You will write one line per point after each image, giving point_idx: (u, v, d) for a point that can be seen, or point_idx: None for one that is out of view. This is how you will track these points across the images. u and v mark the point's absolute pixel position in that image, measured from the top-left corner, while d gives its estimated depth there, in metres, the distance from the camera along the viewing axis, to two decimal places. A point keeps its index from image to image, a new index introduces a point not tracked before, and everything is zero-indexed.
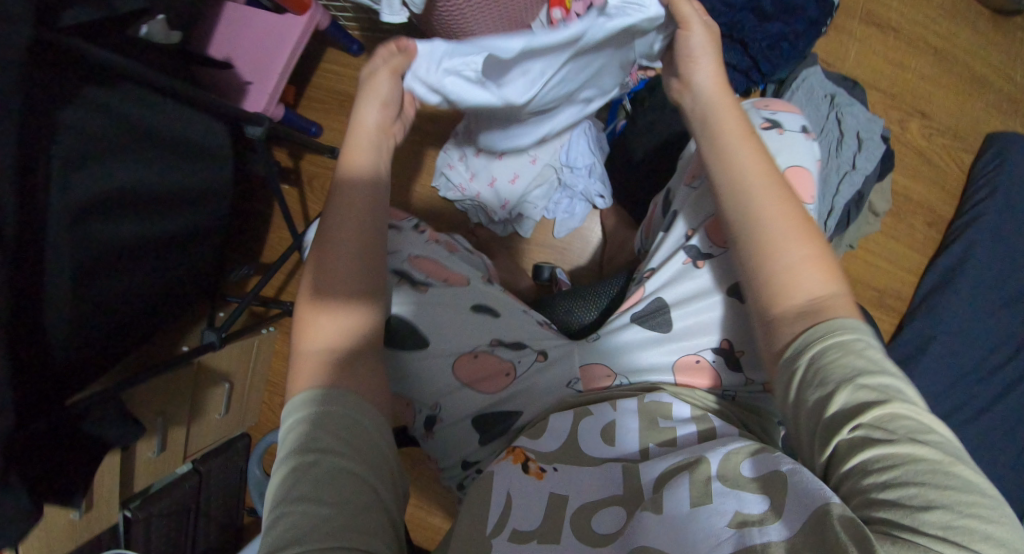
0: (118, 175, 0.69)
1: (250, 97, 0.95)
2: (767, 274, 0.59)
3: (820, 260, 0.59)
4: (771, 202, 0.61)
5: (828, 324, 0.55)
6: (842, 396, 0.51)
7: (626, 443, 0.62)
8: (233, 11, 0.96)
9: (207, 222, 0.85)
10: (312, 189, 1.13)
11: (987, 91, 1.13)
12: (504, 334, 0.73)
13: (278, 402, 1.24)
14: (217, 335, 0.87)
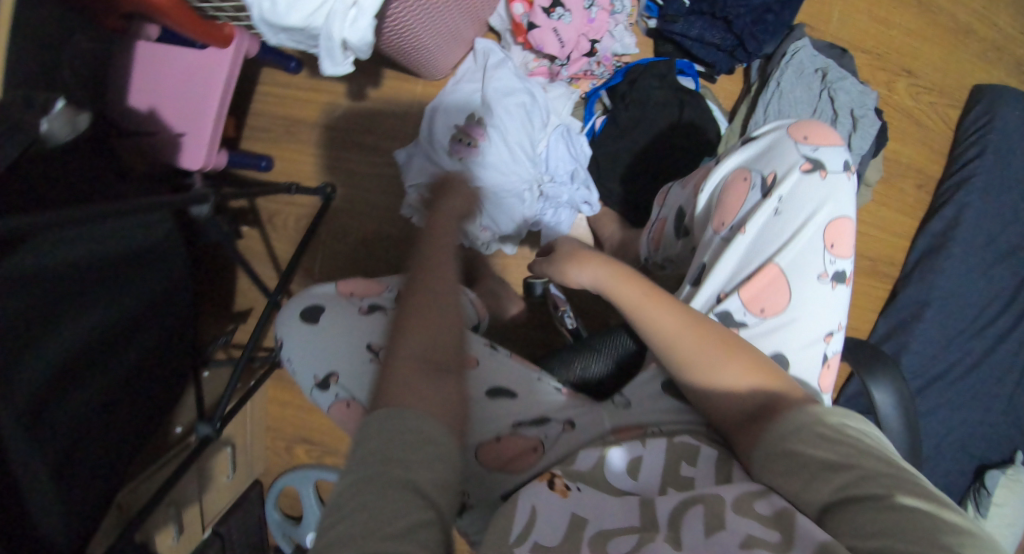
0: (66, 337, 0.61)
1: (186, 149, 0.86)
2: (721, 400, 0.59)
3: (758, 372, 0.58)
4: (687, 341, 0.60)
5: (793, 418, 0.54)
6: (827, 453, 0.52)
7: (648, 481, 0.60)
8: (145, 51, 0.86)
9: (177, 314, 0.75)
10: (275, 228, 1.07)
11: (969, 37, 1.08)
12: (523, 412, 0.67)
13: (282, 446, 1.19)
14: (213, 427, 0.81)
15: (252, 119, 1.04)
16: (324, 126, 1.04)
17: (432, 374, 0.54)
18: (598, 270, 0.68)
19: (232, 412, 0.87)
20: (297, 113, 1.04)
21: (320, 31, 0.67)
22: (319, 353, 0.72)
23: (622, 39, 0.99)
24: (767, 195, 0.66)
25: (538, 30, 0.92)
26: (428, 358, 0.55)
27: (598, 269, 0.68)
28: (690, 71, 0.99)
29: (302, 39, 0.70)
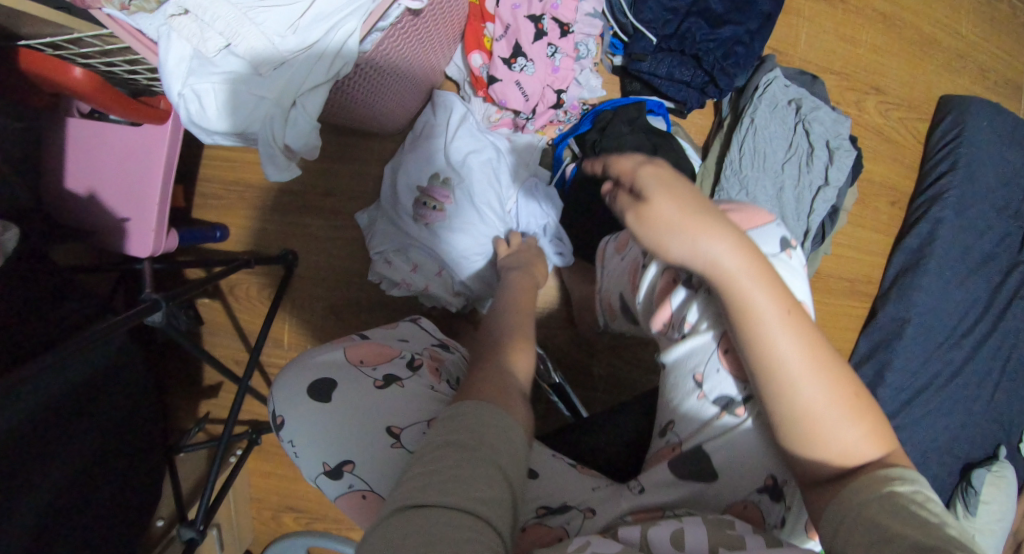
0: (39, 496, 0.59)
1: (130, 237, 0.76)
2: (811, 445, 0.54)
3: (876, 434, 0.54)
4: (806, 373, 0.53)
5: (883, 475, 0.51)
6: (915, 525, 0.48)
7: (699, 549, 0.53)
8: (77, 130, 0.76)
9: (139, 420, 0.72)
10: (237, 299, 1.00)
11: (936, 49, 1.07)
12: (546, 498, 0.62)
13: (268, 515, 1.16)
14: (197, 530, 0.79)
15: (200, 185, 0.97)
16: (280, 189, 0.98)
17: (501, 392, 0.57)
18: (729, 260, 0.53)
19: (214, 505, 0.84)
20: (249, 178, 0.97)
21: (260, 134, 0.62)
22: (323, 440, 0.62)
23: (588, 82, 0.99)
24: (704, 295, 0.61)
25: (500, 83, 0.93)
26: (518, 385, 0.61)
27: (729, 259, 0.53)
28: (660, 111, 0.97)
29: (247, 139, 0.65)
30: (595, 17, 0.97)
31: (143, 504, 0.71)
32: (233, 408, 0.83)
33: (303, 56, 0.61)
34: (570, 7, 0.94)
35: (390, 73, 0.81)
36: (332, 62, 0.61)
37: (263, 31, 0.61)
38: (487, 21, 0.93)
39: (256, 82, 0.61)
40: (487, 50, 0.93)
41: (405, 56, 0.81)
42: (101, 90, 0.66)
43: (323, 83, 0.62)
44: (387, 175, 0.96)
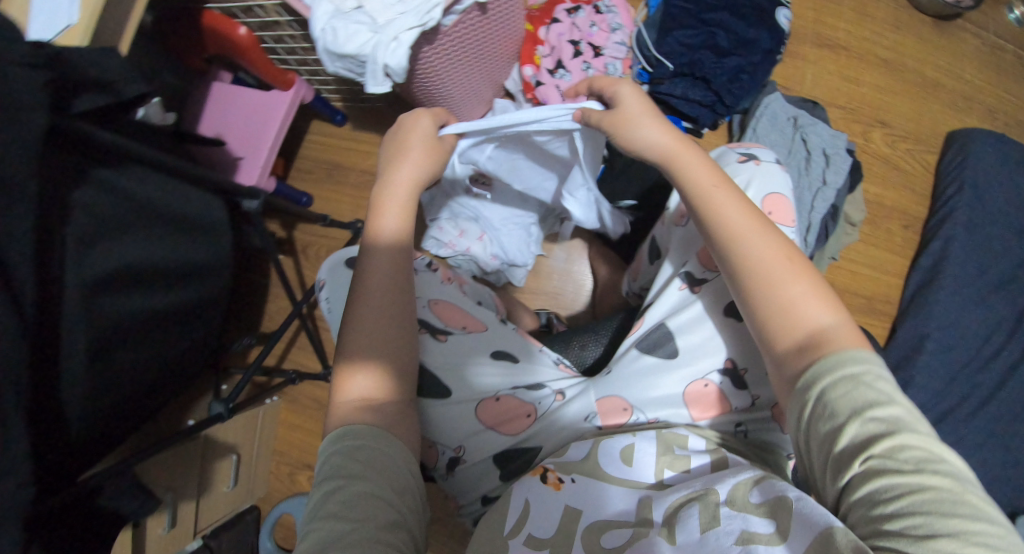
0: (126, 251, 0.76)
1: (242, 170, 1.04)
2: (773, 310, 0.63)
3: (818, 294, 0.63)
4: (754, 244, 0.66)
5: (841, 354, 0.58)
6: (852, 429, 0.54)
7: (643, 469, 0.70)
8: (222, 91, 1.09)
9: (214, 289, 0.93)
10: (307, 258, 1.20)
11: (940, 96, 1.19)
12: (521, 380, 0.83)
13: (285, 470, 1.27)
14: (225, 407, 0.97)
15: (298, 163, 1.22)
16: (360, 171, 1.20)
17: (377, 409, 0.66)
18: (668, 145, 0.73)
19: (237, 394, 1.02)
20: (336, 160, 1.21)
21: (369, 58, 0.84)
22: None
23: None
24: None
25: (543, 88, 1.04)
26: (372, 394, 0.66)
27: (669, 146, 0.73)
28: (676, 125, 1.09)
29: (354, 69, 0.88)
30: (623, 45, 1.10)
31: (173, 346, 0.88)
32: (282, 325, 1.05)
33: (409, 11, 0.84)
34: (603, 35, 1.09)
35: (463, 61, 0.96)
36: (425, 17, 0.82)
37: (384, 0, 0.86)
38: (538, 43, 1.05)
39: (372, 27, 0.85)
40: (536, 63, 1.04)
41: (492, 48, 0.99)
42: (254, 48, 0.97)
43: (416, 29, 0.82)
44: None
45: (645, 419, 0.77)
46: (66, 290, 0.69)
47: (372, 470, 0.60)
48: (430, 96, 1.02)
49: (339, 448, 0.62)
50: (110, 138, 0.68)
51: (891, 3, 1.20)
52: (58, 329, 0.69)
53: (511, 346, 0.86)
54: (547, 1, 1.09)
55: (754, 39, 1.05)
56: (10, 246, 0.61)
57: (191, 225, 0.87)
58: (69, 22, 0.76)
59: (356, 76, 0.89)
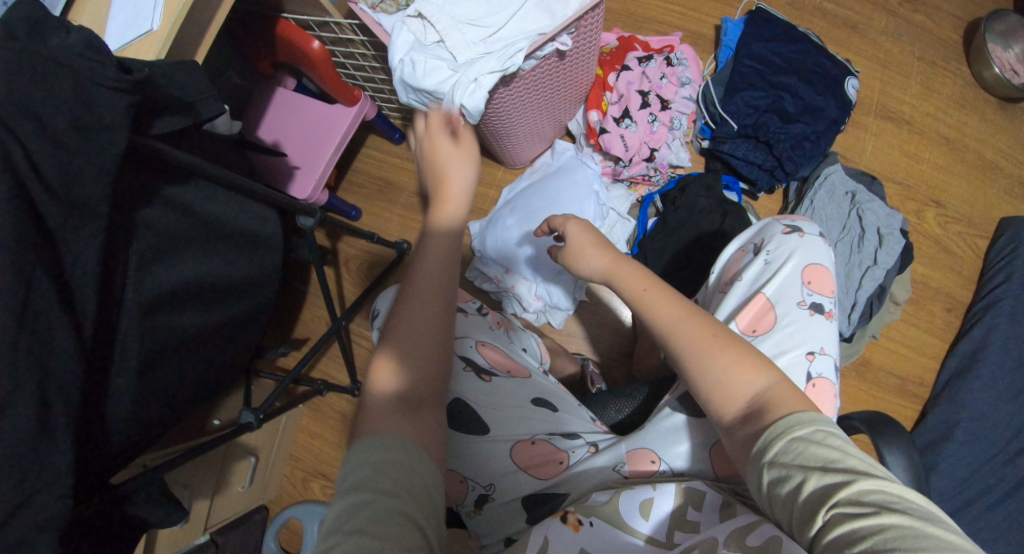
0: (183, 269, 0.77)
1: (298, 180, 1.05)
2: (709, 390, 0.63)
3: (746, 361, 0.63)
4: (688, 330, 0.66)
5: (787, 416, 0.57)
6: (810, 483, 0.52)
7: (657, 524, 0.67)
8: (283, 96, 1.09)
9: (261, 306, 0.94)
10: (348, 271, 1.21)
11: (998, 181, 1.18)
12: (558, 426, 0.82)
13: (300, 477, 1.27)
14: (256, 416, 0.95)
15: (349, 175, 1.22)
16: (410, 192, 1.20)
17: (410, 409, 0.61)
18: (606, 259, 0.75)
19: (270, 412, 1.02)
20: (388, 178, 1.21)
21: (445, 96, 0.84)
22: None
23: (677, 152, 1.07)
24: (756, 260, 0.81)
25: (607, 135, 1.04)
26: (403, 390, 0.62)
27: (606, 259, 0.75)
28: (735, 186, 1.09)
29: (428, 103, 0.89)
30: (690, 101, 1.08)
31: (217, 360, 0.88)
32: (321, 340, 1.05)
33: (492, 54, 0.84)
34: (672, 89, 1.06)
35: (532, 102, 0.97)
36: (507, 62, 0.82)
37: (466, 38, 0.87)
38: (606, 89, 1.05)
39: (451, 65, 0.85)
40: (603, 109, 1.05)
41: (561, 91, 0.99)
42: (326, 64, 0.98)
43: (496, 73, 0.82)
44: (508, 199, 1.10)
45: (670, 471, 0.75)
46: (122, 309, 0.70)
47: (393, 482, 0.54)
48: (496, 138, 1.04)
49: (359, 463, 0.55)
50: (181, 156, 0.66)
51: (959, 81, 1.19)
52: (112, 344, 0.70)
53: (552, 396, 0.86)
54: (619, 45, 1.08)
55: (821, 108, 1.05)
56: (82, 262, 0.63)
57: (247, 241, 0.87)
58: (149, 27, 0.76)
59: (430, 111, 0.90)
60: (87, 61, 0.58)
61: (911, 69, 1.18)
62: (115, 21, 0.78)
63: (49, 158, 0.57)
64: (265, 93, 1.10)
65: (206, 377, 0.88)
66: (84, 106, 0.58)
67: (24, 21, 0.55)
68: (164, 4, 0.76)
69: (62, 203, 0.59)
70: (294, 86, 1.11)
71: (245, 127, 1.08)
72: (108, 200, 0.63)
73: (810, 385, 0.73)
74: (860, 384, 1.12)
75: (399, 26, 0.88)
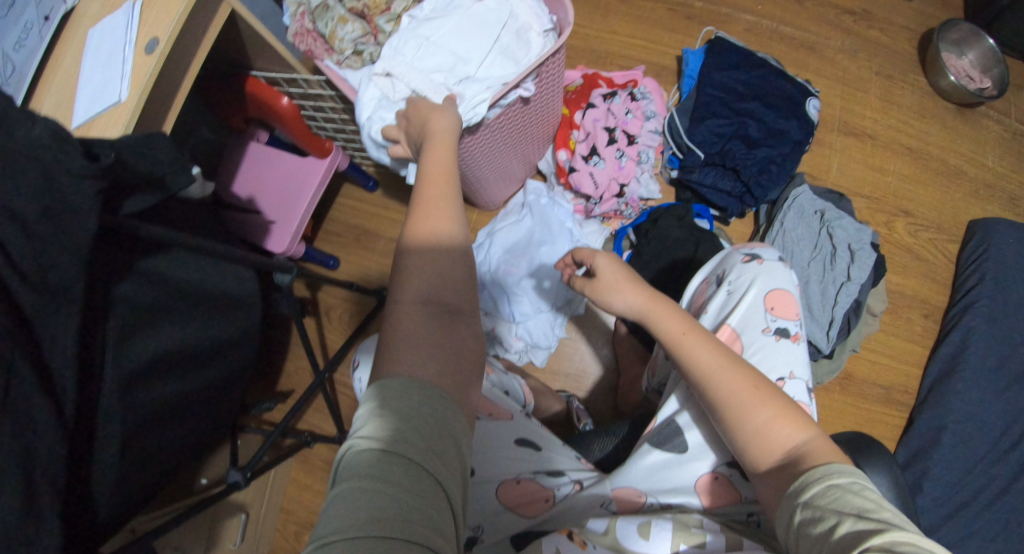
0: (161, 339, 0.77)
1: (274, 235, 1.05)
2: (746, 442, 0.65)
3: (787, 415, 0.64)
4: (727, 380, 0.67)
5: (824, 466, 0.59)
6: (844, 526, 0.53)
7: (659, 542, 0.70)
8: (255, 151, 1.11)
9: (241, 366, 0.93)
10: (330, 320, 1.21)
11: (963, 186, 1.20)
12: (544, 465, 0.83)
13: (293, 529, 1.26)
14: (243, 475, 0.96)
15: (325, 225, 1.23)
16: (387, 238, 1.21)
17: (439, 315, 0.62)
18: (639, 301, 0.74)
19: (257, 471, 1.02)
20: (365, 225, 1.22)
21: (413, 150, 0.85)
22: None
23: (647, 185, 1.09)
24: (720, 290, 0.84)
25: (576, 173, 1.06)
26: (432, 302, 0.63)
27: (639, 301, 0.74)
28: (705, 214, 1.10)
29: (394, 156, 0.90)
30: (656, 134, 1.09)
31: (199, 423, 0.88)
32: (304, 396, 1.05)
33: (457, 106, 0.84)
34: (638, 123, 1.07)
35: (500, 146, 0.98)
36: (471, 113, 0.83)
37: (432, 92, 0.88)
38: (573, 128, 1.07)
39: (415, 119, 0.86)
40: (571, 148, 1.07)
41: (527, 133, 1.00)
42: (296, 120, 0.99)
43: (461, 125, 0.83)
44: (483, 241, 1.09)
45: (658, 504, 0.77)
46: (104, 385, 0.70)
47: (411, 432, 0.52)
48: (469, 185, 1.06)
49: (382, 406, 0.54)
50: (158, 232, 0.68)
51: (917, 92, 1.22)
52: (94, 423, 0.70)
53: (536, 435, 0.86)
54: (583, 83, 1.10)
55: (785, 130, 1.07)
56: (60, 347, 0.62)
57: (227, 304, 0.88)
58: (117, 98, 0.75)
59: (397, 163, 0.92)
60: (52, 153, 0.58)
61: (870, 84, 1.21)
62: (84, 93, 0.78)
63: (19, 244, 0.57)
64: (237, 150, 1.11)
65: (189, 443, 0.87)
66: (52, 192, 0.58)
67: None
68: (131, 74, 0.76)
69: (36, 287, 0.59)
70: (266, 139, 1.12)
71: (218, 185, 1.09)
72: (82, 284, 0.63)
73: None
74: (844, 396, 1.13)
75: (365, 81, 0.88)
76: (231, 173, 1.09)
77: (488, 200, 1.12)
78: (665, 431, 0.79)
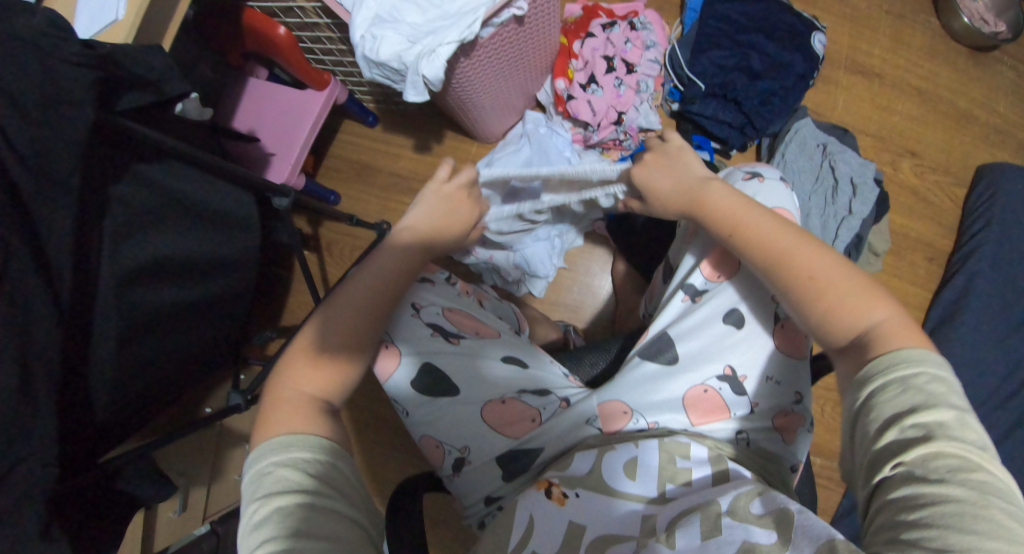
0: (158, 243, 0.74)
1: (274, 166, 1.05)
2: (831, 316, 0.63)
3: (868, 295, 0.63)
4: (808, 260, 0.66)
5: (889, 359, 0.56)
6: (893, 433, 0.53)
7: (646, 481, 0.69)
8: (254, 87, 1.10)
9: (241, 285, 0.91)
10: (330, 254, 1.22)
11: (973, 130, 1.17)
12: (531, 382, 0.82)
13: None
14: (244, 397, 0.93)
15: (327, 160, 1.23)
16: (387, 173, 1.22)
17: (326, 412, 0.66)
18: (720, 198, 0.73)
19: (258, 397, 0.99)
20: (366, 161, 1.22)
21: (410, 67, 0.85)
22: None
23: (646, 114, 1.10)
24: None
25: (575, 101, 1.08)
26: (320, 397, 0.66)
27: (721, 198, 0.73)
28: (706, 145, 1.10)
29: (391, 75, 0.90)
30: (655, 64, 1.11)
31: (195, 339, 0.85)
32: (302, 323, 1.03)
33: (450, 25, 0.85)
34: (637, 53, 1.09)
35: (497, 72, 0.98)
36: (466, 32, 0.82)
37: (426, 15, 0.88)
38: (572, 57, 1.09)
39: (410, 38, 0.86)
40: (569, 76, 1.09)
41: (521, 61, 1.00)
42: (293, 48, 0.98)
43: (455, 44, 0.82)
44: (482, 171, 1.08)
45: (645, 423, 0.75)
46: (98, 283, 0.67)
47: (328, 486, 0.58)
48: (465, 111, 1.06)
49: (288, 468, 0.58)
50: (151, 135, 0.66)
51: (928, 31, 1.19)
52: (90, 321, 0.67)
53: (522, 353, 0.85)
54: (583, 14, 1.12)
55: (787, 63, 1.07)
56: (58, 234, 0.60)
57: (222, 221, 0.84)
58: (115, 16, 0.73)
59: (393, 83, 0.91)
60: (50, 39, 0.56)
61: (880, 23, 1.18)
62: (80, 10, 0.75)
63: (20, 132, 0.54)
64: (237, 85, 1.10)
65: (186, 358, 0.84)
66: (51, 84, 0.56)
67: None
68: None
69: (34, 174, 0.56)
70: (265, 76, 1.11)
71: (219, 114, 1.08)
72: (77, 174, 0.60)
73: (776, 327, 0.76)
74: None
75: (358, 4, 0.88)
76: (233, 102, 1.09)
77: (482, 124, 1.12)
78: (658, 343, 0.78)
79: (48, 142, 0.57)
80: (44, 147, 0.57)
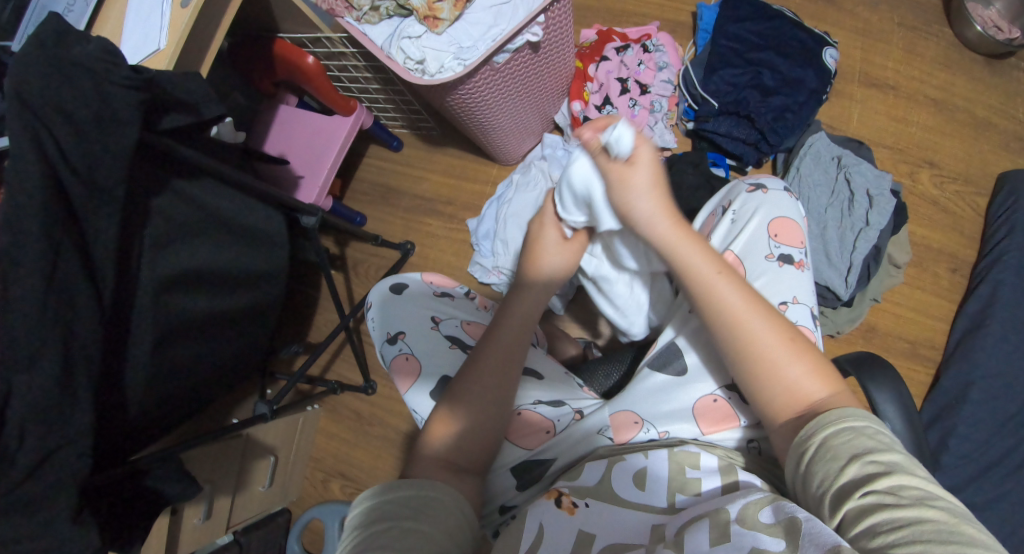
0: (193, 255, 0.79)
1: (302, 188, 1.10)
2: (773, 392, 0.64)
3: (817, 369, 0.64)
4: (760, 329, 0.65)
5: (838, 410, 0.60)
6: (853, 469, 0.56)
7: (655, 492, 0.69)
8: (284, 113, 1.15)
9: (271, 299, 0.95)
10: (355, 273, 1.26)
11: (993, 139, 1.16)
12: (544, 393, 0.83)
13: (319, 477, 1.24)
14: (269, 408, 0.96)
15: (354, 184, 1.29)
16: (411, 195, 1.27)
17: (451, 471, 0.67)
18: (676, 237, 0.71)
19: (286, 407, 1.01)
20: (390, 183, 1.28)
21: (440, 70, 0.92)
22: (391, 318, 0.89)
23: (662, 133, 1.14)
24: (723, 220, 0.83)
25: (590, 122, 1.12)
26: (449, 457, 0.68)
27: (675, 235, 0.71)
28: (721, 162, 1.13)
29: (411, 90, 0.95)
30: (669, 84, 1.15)
31: (224, 349, 0.89)
32: (327, 341, 1.05)
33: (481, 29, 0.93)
34: (650, 74, 1.14)
35: (513, 95, 1.02)
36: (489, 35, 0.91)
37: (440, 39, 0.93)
38: (587, 81, 1.13)
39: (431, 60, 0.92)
40: (584, 99, 1.12)
41: (537, 83, 1.04)
42: (321, 76, 1.04)
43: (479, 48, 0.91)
44: (504, 192, 1.16)
45: (655, 433, 0.76)
46: (137, 288, 0.72)
47: (416, 513, 0.60)
48: (484, 133, 1.10)
49: (385, 501, 0.61)
50: (189, 152, 0.71)
51: (943, 42, 1.19)
52: (127, 322, 0.72)
53: (537, 365, 0.88)
54: (597, 38, 1.17)
55: (799, 79, 1.09)
56: (102, 241, 0.65)
57: (255, 238, 0.89)
58: (157, 46, 0.79)
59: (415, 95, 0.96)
60: (102, 64, 0.61)
61: (893, 36, 1.19)
62: (127, 40, 0.81)
63: (73, 143, 0.60)
64: (268, 112, 1.16)
65: (214, 366, 0.88)
66: (101, 102, 0.61)
67: (51, 32, 0.59)
68: (169, 25, 0.80)
69: (85, 184, 0.62)
70: (296, 103, 1.17)
71: (253, 141, 1.14)
72: (122, 186, 0.65)
73: None
74: (869, 349, 1.09)
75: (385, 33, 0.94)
76: (265, 127, 1.15)
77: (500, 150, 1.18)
78: (665, 354, 0.81)
79: (99, 156, 0.62)
80: (94, 162, 0.62)
